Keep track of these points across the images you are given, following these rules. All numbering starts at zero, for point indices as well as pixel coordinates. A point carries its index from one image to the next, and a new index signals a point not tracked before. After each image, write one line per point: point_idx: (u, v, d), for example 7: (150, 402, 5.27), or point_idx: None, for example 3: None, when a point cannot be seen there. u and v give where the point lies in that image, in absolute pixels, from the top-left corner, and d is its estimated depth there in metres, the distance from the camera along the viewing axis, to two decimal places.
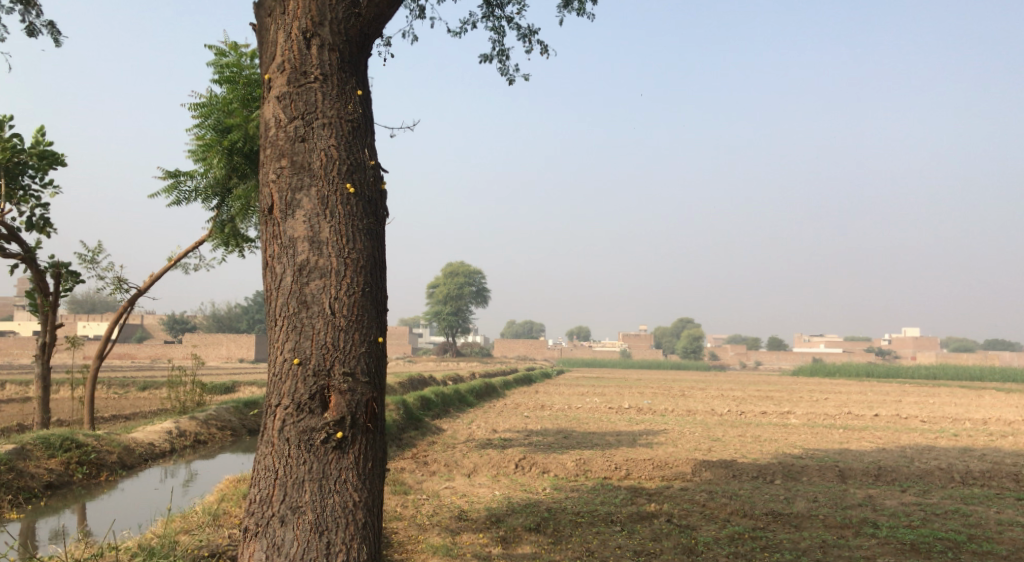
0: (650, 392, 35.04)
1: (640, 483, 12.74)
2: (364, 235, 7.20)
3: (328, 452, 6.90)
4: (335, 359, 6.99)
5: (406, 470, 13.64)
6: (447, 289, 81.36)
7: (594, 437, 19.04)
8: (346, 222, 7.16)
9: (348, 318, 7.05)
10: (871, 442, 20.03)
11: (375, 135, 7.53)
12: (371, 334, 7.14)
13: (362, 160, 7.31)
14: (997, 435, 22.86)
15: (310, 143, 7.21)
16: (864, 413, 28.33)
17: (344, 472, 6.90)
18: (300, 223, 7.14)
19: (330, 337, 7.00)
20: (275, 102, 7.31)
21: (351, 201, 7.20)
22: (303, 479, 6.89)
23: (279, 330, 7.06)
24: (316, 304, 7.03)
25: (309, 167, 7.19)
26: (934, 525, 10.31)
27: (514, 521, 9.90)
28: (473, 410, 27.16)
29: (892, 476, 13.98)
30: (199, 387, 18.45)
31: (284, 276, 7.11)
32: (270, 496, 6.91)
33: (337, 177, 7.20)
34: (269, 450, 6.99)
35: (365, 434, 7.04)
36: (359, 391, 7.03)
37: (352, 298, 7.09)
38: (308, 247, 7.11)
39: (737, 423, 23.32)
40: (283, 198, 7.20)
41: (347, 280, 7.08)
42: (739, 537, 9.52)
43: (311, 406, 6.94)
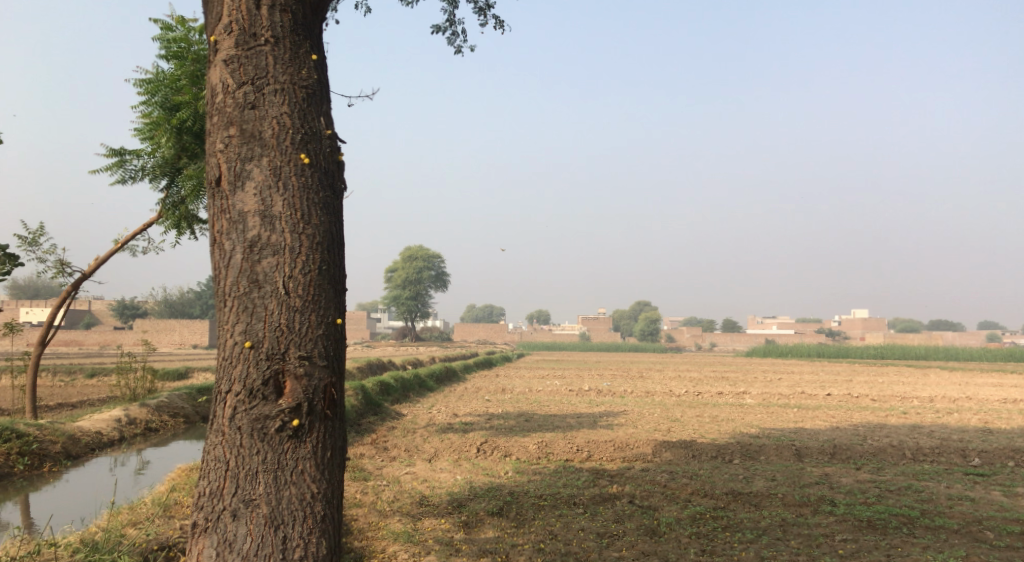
0: (610, 374, 35.19)
1: (602, 465, 12.73)
2: (320, 212, 7.22)
3: (284, 441, 6.95)
4: (289, 342, 7.03)
5: (365, 456, 13.48)
6: (406, 273, 80.80)
7: (555, 419, 19.03)
8: (300, 197, 7.17)
9: (303, 297, 7.07)
10: (825, 421, 20.30)
11: (330, 102, 7.53)
12: (327, 315, 7.18)
13: (317, 128, 7.31)
14: (945, 412, 23.34)
15: (261, 110, 7.18)
16: (818, 393, 28.76)
17: (300, 462, 6.97)
18: (251, 198, 7.12)
19: (284, 318, 7.02)
20: (223, 66, 7.24)
21: (305, 173, 7.20)
22: (257, 471, 6.93)
23: (229, 310, 7.05)
24: (269, 283, 7.04)
25: (260, 136, 7.17)
26: (889, 501, 10.42)
27: (477, 506, 9.81)
28: (433, 395, 27.02)
29: (847, 453, 14.15)
30: (149, 373, 18.05)
31: (234, 253, 7.10)
32: (221, 489, 6.94)
33: (290, 148, 7.18)
34: (220, 440, 7.01)
35: (322, 421, 7.11)
36: (316, 376, 7.08)
37: (307, 277, 7.11)
38: (259, 222, 7.10)
39: (696, 403, 23.49)
40: (233, 170, 7.18)
41: (302, 258, 7.09)
42: (700, 518, 9.51)
43: (265, 393, 6.97)
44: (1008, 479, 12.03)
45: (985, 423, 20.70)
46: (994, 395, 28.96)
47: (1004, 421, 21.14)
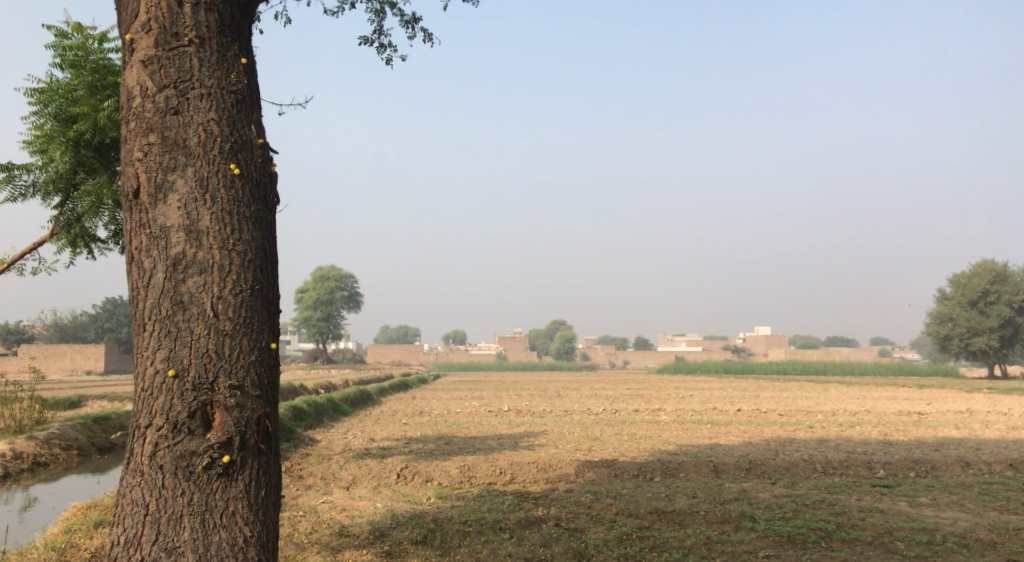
0: (526, 394, 35.16)
1: (525, 487, 12.58)
2: (252, 227, 6.69)
3: (212, 480, 6.33)
4: (218, 370, 6.44)
5: (280, 485, 13.00)
6: (318, 294, 79.32)
7: (474, 441, 18.82)
8: (229, 210, 6.62)
9: (234, 321, 6.50)
10: (738, 436, 20.65)
11: (261, 109, 7.02)
12: (261, 339, 6.62)
13: (248, 137, 6.80)
14: (848, 424, 24.07)
15: (184, 116, 6.64)
16: (729, 409, 29.34)
17: (231, 502, 6.33)
18: (174, 211, 6.56)
19: (212, 343, 6.45)
20: (141, 68, 6.71)
21: (235, 184, 6.67)
22: (181, 514, 6.28)
23: (150, 336, 6.46)
24: (195, 305, 6.47)
25: (184, 144, 6.62)
26: (806, 515, 10.56)
27: (400, 534, 9.52)
28: (347, 419, 26.46)
29: (762, 468, 14.36)
30: (38, 404, 17.08)
31: (155, 272, 6.52)
32: (141, 536, 6.27)
33: (218, 157, 6.65)
34: (139, 480, 6.38)
35: (256, 456, 6.51)
36: (249, 407, 6.51)
37: (238, 297, 6.55)
38: (183, 237, 6.54)
39: (612, 422, 23.61)
40: (152, 180, 6.60)
41: (233, 277, 6.54)
42: (626, 539, 9.43)
43: (190, 426, 6.37)
44: (913, 489, 12.37)
45: (886, 435, 21.40)
46: (890, 407, 30.07)
47: (903, 433, 21.90)
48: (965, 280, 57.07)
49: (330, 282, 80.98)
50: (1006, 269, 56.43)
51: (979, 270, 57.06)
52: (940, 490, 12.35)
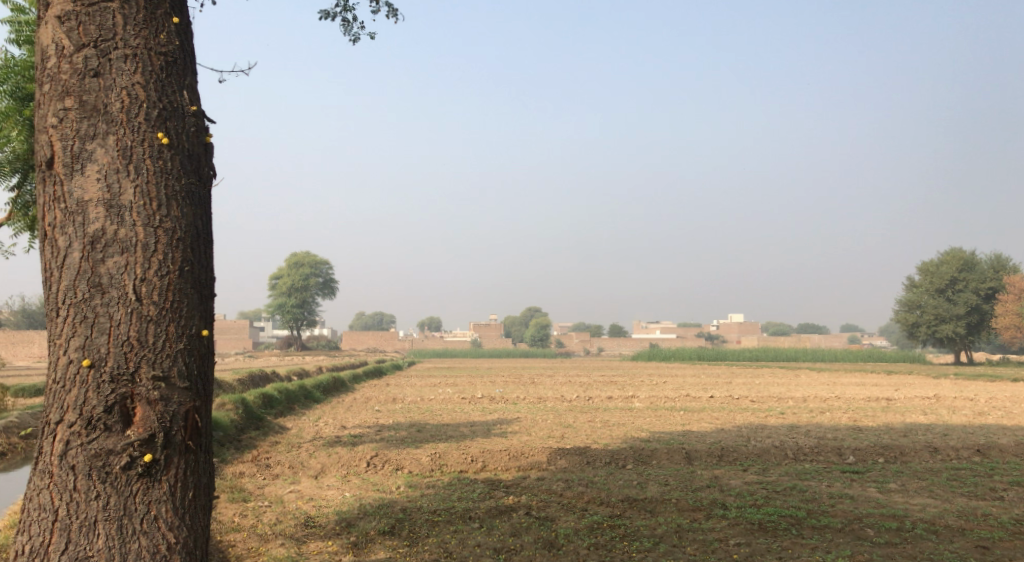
0: (501, 381, 35.10)
1: (496, 475, 12.44)
2: (181, 200, 6.03)
3: (133, 482, 5.66)
4: (141, 359, 5.78)
5: (247, 474, 12.75)
6: (292, 280, 78.58)
7: (447, 429, 18.67)
8: (156, 183, 5.97)
9: (160, 305, 5.85)
10: (709, 423, 20.69)
11: (195, 75, 6.39)
12: (191, 326, 5.98)
13: (180, 104, 6.18)
14: (818, 410, 24.21)
15: (105, 79, 5.98)
16: (701, 395, 29.45)
17: (154, 506, 5.66)
18: (92, 183, 5.88)
19: (135, 329, 5.78)
20: (57, 24, 6.05)
21: (164, 154, 6.03)
22: (94, 521, 5.59)
23: (63, 322, 5.77)
24: (115, 287, 5.79)
25: (104, 109, 5.96)
26: (777, 502, 10.50)
27: (366, 525, 9.34)
28: (319, 406, 26.21)
29: (734, 455, 14.33)
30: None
31: (69, 249, 5.83)
32: (48, 545, 5.57)
33: (143, 125, 6.00)
34: (46, 483, 5.67)
35: (184, 454, 5.85)
36: (176, 400, 5.85)
37: (165, 280, 5.90)
38: (103, 211, 5.86)
39: (586, 408, 23.57)
40: (68, 148, 5.92)
41: (159, 257, 5.88)
42: (597, 527, 9.33)
43: (107, 422, 5.69)
44: (882, 475, 12.37)
45: (856, 420, 21.54)
46: (859, 393, 30.34)
47: (872, 418, 22.05)
48: (932, 268, 57.69)
49: (305, 268, 80.39)
50: (973, 257, 57.25)
51: (946, 257, 57.68)
52: (909, 476, 12.37)
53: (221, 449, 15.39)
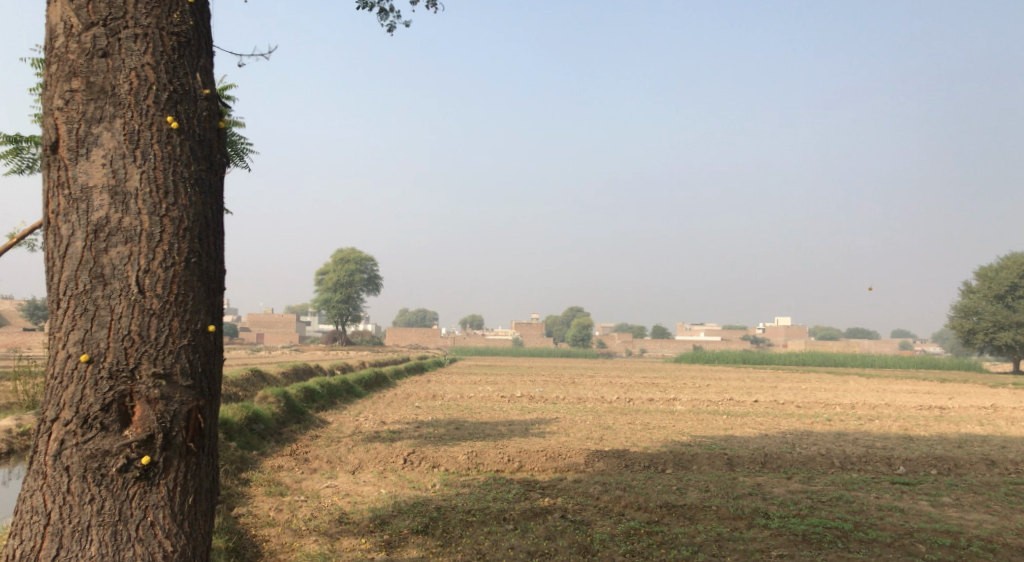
0: (542, 380, 34.89)
1: (532, 476, 12.30)
2: (188, 191, 6.09)
3: (129, 485, 5.78)
4: (140, 355, 5.86)
5: (285, 468, 12.77)
6: (338, 276, 79.13)
7: (486, 427, 18.57)
8: (163, 170, 6.03)
9: (163, 298, 5.92)
10: (753, 428, 20.28)
11: (207, 57, 6.41)
12: (195, 320, 6.05)
13: (192, 87, 6.21)
14: (867, 418, 23.64)
15: (114, 59, 6.03)
16: (745, 399, 28.93)
17: (150, 512, 5.78)
18: (98, 169, 5.96)
19: (136, 324, 5.86)
20: (65, 2, 6.08)
21: (173, 139, 6.08)
22: (88, 525, 5.72)
23: (64, 314, 5.86)
24: (117, 279, 5.87)
25: (111, 91, 6.01)
26: (821, 513, 10.20)
27: (400, 523, 9.27)
28: (361, 401, 26.28)
29: (777, 462, 14.00)
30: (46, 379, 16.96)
31: (71, 239, 5.92)
32: (40, 548, 5.72)
33: (152, 109, 6.05)
34: (42, 484, 5.80)
35: (183, 457, 5.96)
36: (177, 399, 5.94)
37: (169, 272, 5.96)
38: (107, 199, 5.94)
39: (627, 410, 23.30)
40: (74, 134, 6.00)
41: (163, 249, 5.95)
42: (635, 533, 9.14)
43: (105, 422, 5.81)
44: (934, 488, 11.98)
45: (905, 429, 20.99)
46: (910, 402, 29.59)
47: (923, 428, 21.45)
48: (992, 274, 56.31)
49: (350, 264, 80.85)
50: None
51: (1007, 264, 56.22)
52: (962, 489, 11.95)
53: (261, 442, 15.46)
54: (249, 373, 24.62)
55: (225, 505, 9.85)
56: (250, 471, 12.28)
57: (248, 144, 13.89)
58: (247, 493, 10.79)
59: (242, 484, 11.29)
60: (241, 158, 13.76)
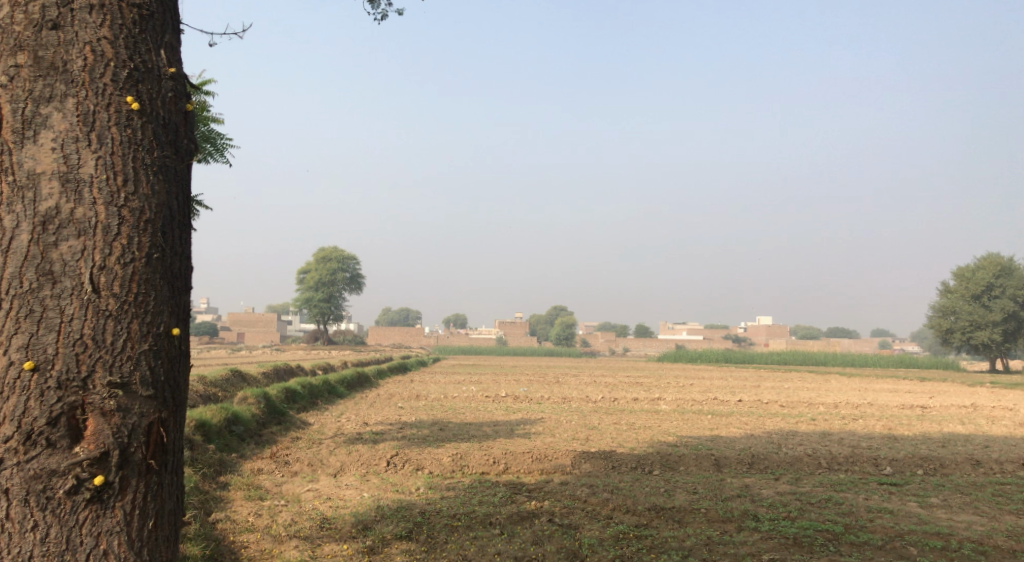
0: (526, 380, 34.74)
1: (518, 478, 12.12)
2: (151, 184, 5.90)
3: (80, 508, 5.49)
4: (93, 359, 5.61)
5: (266, 471, 12.53)
6: (320, 275, 78.62)
7: (470, 428, 18.37)
8: (121, 155, 5.80)
9: (120, 296, 5.70)
10: (738, 428, 20.18)
11: (171, 34, 6.23)
12: (158, 322, 5.86)
13: (155, 65, 6.03)
14: (851, 417, 23.61)
15: (67, 32, 5.76)
16: (729, 399, 28.85)
17: (102, 539, 5.51)
18: (47, 154, 5.68)
19: (91, 326, 5.61)
20: None
21: (133, 121, 5.86)
22: (31, 556, 5.40)
23: (4, 315, 5.53)
24: (69, 276, 5.60)
25: (63, 67, 5.74)
26: (811, 515, 10.08)
27: (383, 528, 9.05)
28: (342, 402, 26.01)
29: (764, 463, 13.88)
30: None
31: (15, 234, 5.59)
32: None
33: (109, 87, 5.80)
34: None
35: (141, 476, 5.72)
36: (136, 411, 5.72)
37: (128, 268, 5.75)
38: (57, 187, 5.66)
39: (612, 410, 23.18)
40: (20, 115, 5.68)
41: (120, 244, 5.73)
42: (623, 538, 8.97)
43: (52, 438, 5.51)
44: (922, 489, 11.90)
45: (890, 429, 20.97)
46: (892, 400, 29.63)
47: (907, 427, 21.44)
48: (968, 274, 56.61)
49: (333, 262, 80.33)
50: (1012, 263, 55.81)
51: (983, 263, 56.56)
52: (950, 490, 11.87)
53: (241, 444, 15.19)
54: (229, 374, 24.30)
55: (203, 510, 9.61)
56: (229, 474, 12.01)
57: (228, 140, 13.68)
58: (226, 497, 10.54)
59: (221, 488, 11.04)
60: (221, 154, 13.54)
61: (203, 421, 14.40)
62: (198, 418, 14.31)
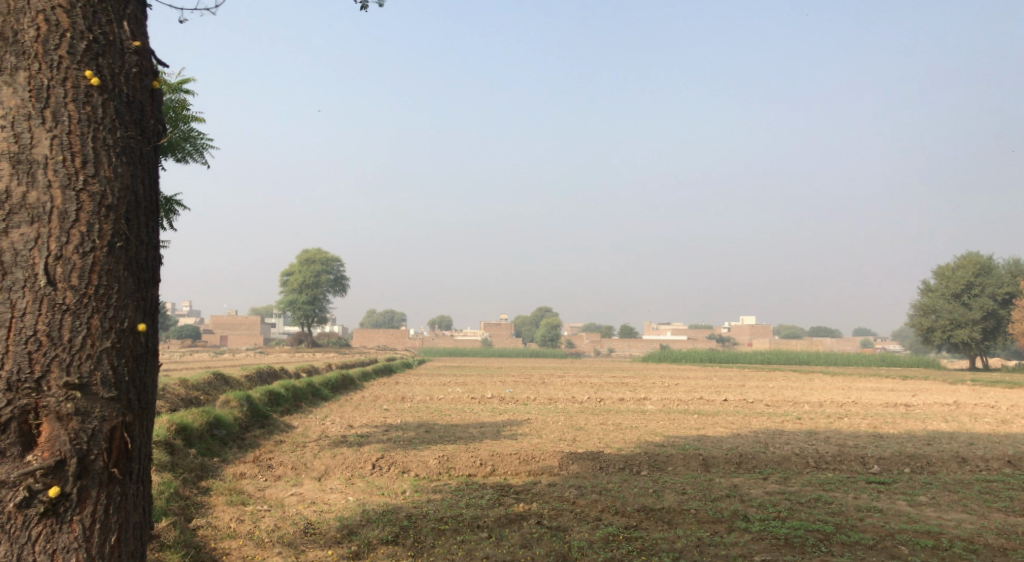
0: (511, 381, 34.60)
1: (505, 480, 11.98)
2: (112, 168, 5.85)
3: (34, 523, 5.45)
4: (47, 353, 5.56)
5: (248, 476, 12.32)
6: (304, 277, 78.23)
7: (456, 430, 18.22)
8: (79, 135, 5.76)
9: (78, 288, 5.65)
10: (725, 427, 20.12)
11: (136, 9, 6.17)
12: (122, 315, 5.81)
13: (118, 37, 5.97)
14: (836, 416, 23.64)
15: (21, 4, 5.74)
16: (714, 398, 28.83)
17: (58, 553, 5.46)
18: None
19: (46, 320, 5.57)
20: None
21: (92, 96, 5.82)
22: None
23: None
24: (22, 266, 5.57)
25: (17, 41, 5.71)
26: (801, 515, 9.99)
27: (368, 533, 8.88)
28: (327, 404, 25.79)
29: (752, 462, 13.80)
30: None
31: None
32: None
33: (65, 61, 5.76)
34: None
35: (102, 486, 5.67)
36: (96, 417, 5.67)
37: (88, 258, 5.70)
38: (10, 169, 5.64)
39: (597, 410, 23.10)
40: None
41: (77, 234, 5.68)
42: (613, 540, 8.84)
43: (6, 446, 5.48)
44: (911, 487, 11.85)
45: (875, 427, 20.99)
46: (876, 399, 29.73)
47: (892, 425, 21.47)
48: (948, 273, 57.04)
49: (316, 265, 79.83)
50: (991, 261, 56.27)
51: (962, 263, 57.05)
52: (938, 488, 11.83)
53: (223, 448, 14.96)
54: (212, 377, 24.02)
55: (184, 516, 9.42)
56: (211, 479, 11.81)
57: (209, 141, 13.49)
58: (208, 503, 10.34)
59: (202, 494, 10.84)
60: (201, 154, 13.34)
61: (184, 425, 14.18)
62: (179, 422, 14.09)
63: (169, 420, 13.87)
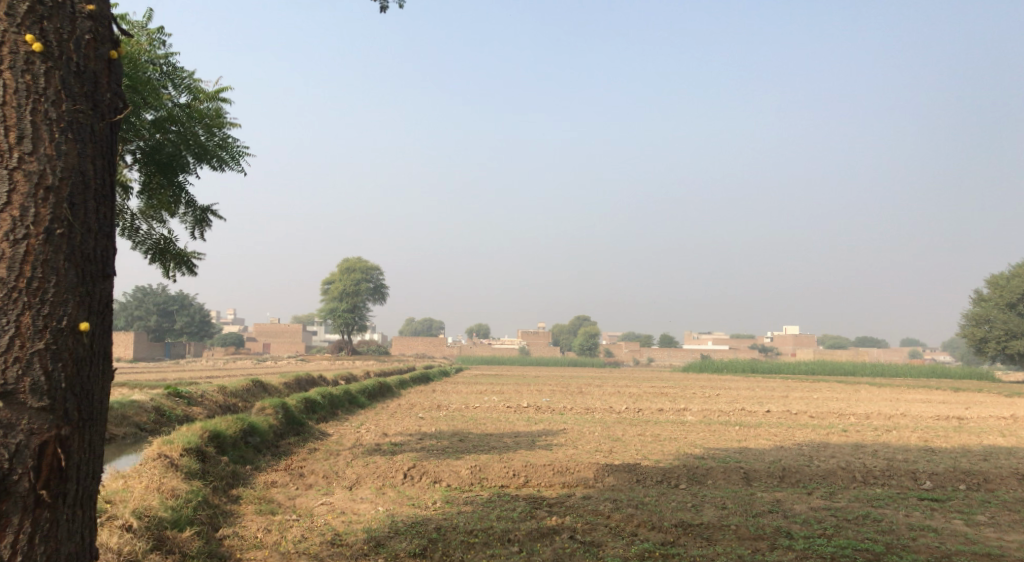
0: (549, 390, 34.24)
1: (539, 492, 11.69)
2: (56, 146, 6.28)
3: None
4: None
5: (279, 484, 12.18)
6: (344, 285, 78.64)
7: (491, 439, 17.95)
8: (20, 109, 6.22)
9: (11, 276, 6.06)
10: (768, 440, 19.58)
11: None
12: (61, 312, 6.18)
13: (67, 4, 6.45)
14: (883, 429, 22.93)
15: None
16: (756, 409, 28.19)
17: None
18: None
19: None
20: None
21: (34, 61, 6.27)
22: None
23: None
24: None
25: None
26: (849, 533, 9.55)
27: (396, 546, 8.67)
28: (363, 412, 25.69)
29: (796, 477, 13.33)
30: None
31: None
32: None
33: (10, 25, 6.25)
34: None
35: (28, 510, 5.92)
36: (24, 431, 5.98)
37: (22, 246, 6.11)
38: None
39: (637, 421, 22.67)
40: None
41: (9, 222, 6.10)
42: (649, 557, 8.51)
43: None
44: (965, 505, 11.31)
45: (925, 441, 20.31)
46: (925, 411, 28.88)
47: (943, 439, 20.76)
48: (1002, 282, 56.11)
49: (357, 273, 80.19)
50: None
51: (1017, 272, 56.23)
52: (994, 507, 11.27)
53: (256, 455, 14.88)
54: (250, 384, 24.06)
55: (210, 526, 9.28)
56: (240, 488, 11.67)
57: (245, 148, 13.36)
58: (237, 512, 10.18)
59: (231, 502, 10.70)
60: (237, 161, 13.23)
61: (217, 432, 14.10)
62: (212, 429, 14.01)
63: (201, 427, 13.80)
